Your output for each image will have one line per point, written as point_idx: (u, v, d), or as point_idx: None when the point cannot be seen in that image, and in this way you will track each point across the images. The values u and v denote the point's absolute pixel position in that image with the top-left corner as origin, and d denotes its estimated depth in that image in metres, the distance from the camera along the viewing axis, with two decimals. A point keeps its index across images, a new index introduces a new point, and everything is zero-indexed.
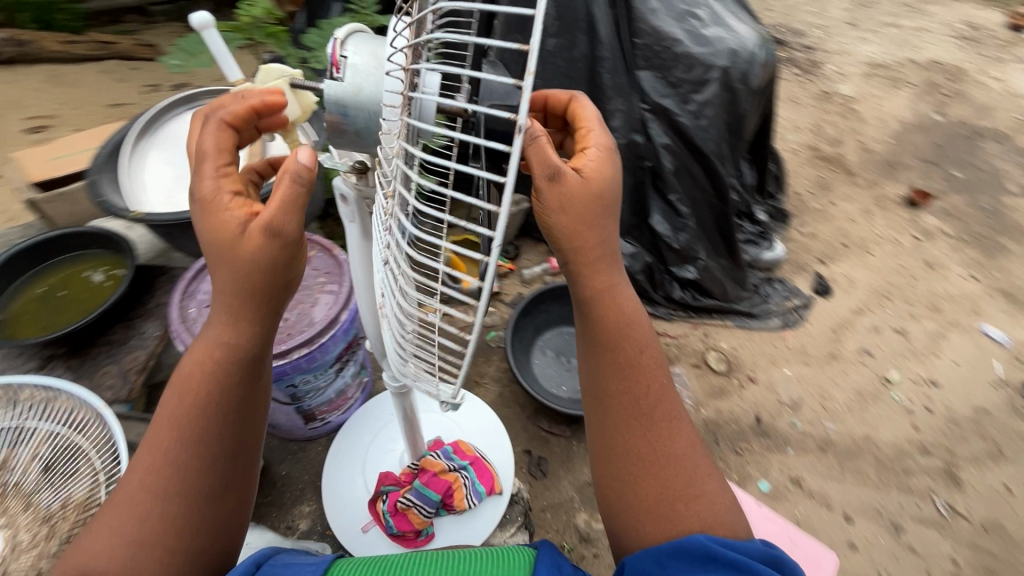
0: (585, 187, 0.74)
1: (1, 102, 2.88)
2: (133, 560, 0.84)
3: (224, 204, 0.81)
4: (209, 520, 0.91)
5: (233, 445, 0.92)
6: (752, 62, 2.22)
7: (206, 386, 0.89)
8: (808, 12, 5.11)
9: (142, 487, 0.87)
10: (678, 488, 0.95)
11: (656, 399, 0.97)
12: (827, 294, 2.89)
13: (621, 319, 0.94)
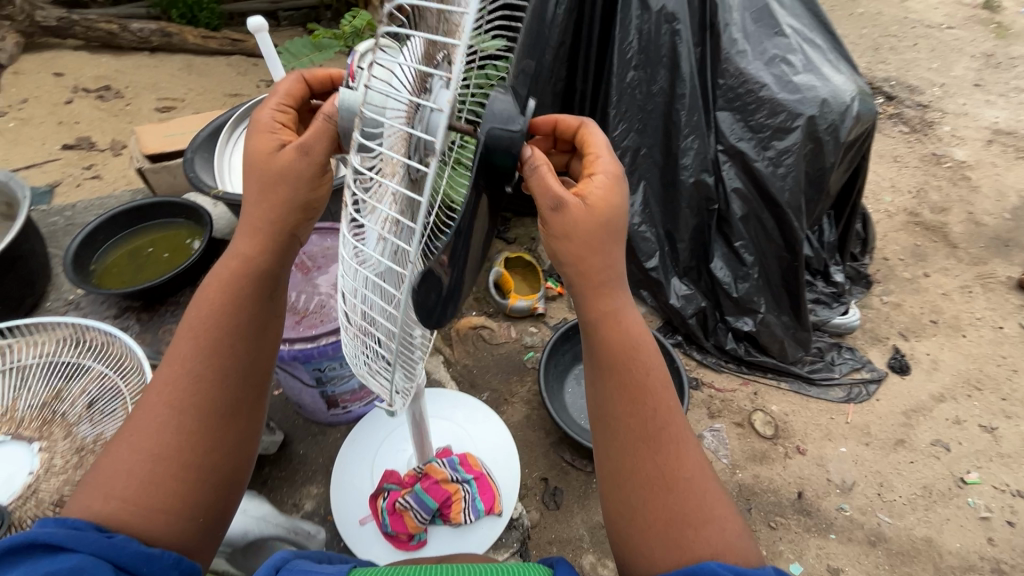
0: (589, 216, 0.79)
1: (140, 81, 3.27)
2: (151, 465, 0.87)
3: (261, 134, 0.85)
4: (222, 434, 0.92)
5: (244, 367, 0.95)
6: (846, 113, 2.07)
7: (222, 308, 0.92)
8: (929, 68, 4.75)
9: (157, 402, 0.90)
10: (688, 512, 0.89)
11: (663, 419, 0.93)
12: (904, 373, 2.62)
13: (623, 337, 0.91)
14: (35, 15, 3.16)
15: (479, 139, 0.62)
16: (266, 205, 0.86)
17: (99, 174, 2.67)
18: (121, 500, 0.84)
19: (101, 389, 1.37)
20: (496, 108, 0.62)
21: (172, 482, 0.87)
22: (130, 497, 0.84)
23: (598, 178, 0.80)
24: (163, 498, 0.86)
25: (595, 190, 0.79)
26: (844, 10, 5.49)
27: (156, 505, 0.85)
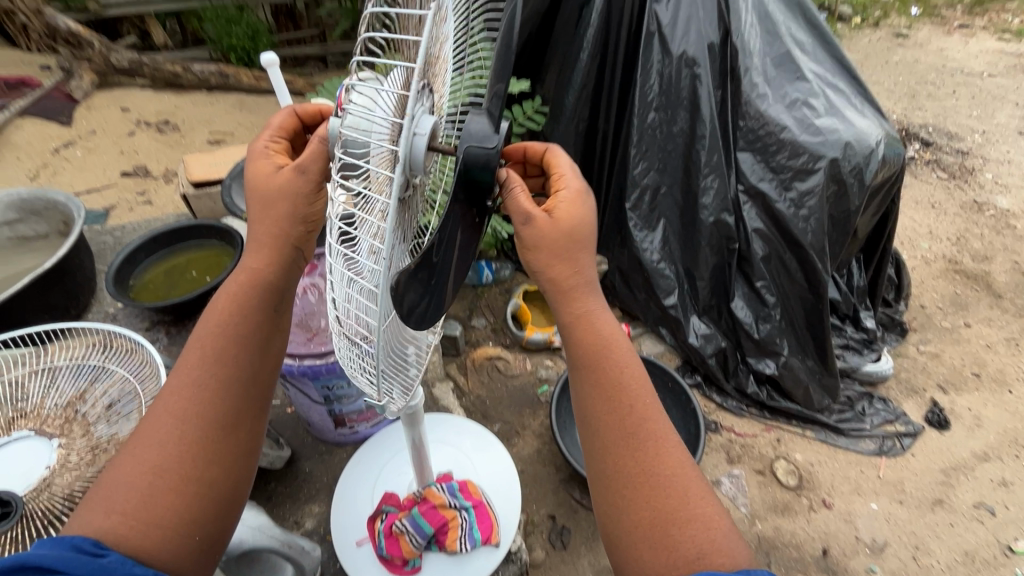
0: (555, 228, 0.85)
1: (196, 116, 3.54)
2: (149, 483, 0.79)
3: (259, 162, 0.90)
4: (222, 447, 0.85)
5: (253, 376, 0.91)
6: (871, 157, 2.05)
7: (233, 314, 0.90)
8: (969, 116, 4.66)
9: (161, 413, 0.84)
10: (672, 512, 0.80)
11: (640, 413, 0.87)
12: (944, 429, 2.47)
13: (590, 331, 0.90)
14: (109, 57, 3.47)
15: (459, 157, 0.70)
16: (272, 220, 0.89)
17: (151, 200, 2.89)
18: (117, 517, 0.76)
19: (77, 370, 1.20)
20: (472, 130, 0.70)
21: (173, 497, 0.79)
22: (127, 514, 0.77)
23: (564, 194, 0.87)
24: (161, 514, 0.78)
25: (561, 204, 0.86)
26: (879, 57, 5.48)
27: (154, 523, 0.77)
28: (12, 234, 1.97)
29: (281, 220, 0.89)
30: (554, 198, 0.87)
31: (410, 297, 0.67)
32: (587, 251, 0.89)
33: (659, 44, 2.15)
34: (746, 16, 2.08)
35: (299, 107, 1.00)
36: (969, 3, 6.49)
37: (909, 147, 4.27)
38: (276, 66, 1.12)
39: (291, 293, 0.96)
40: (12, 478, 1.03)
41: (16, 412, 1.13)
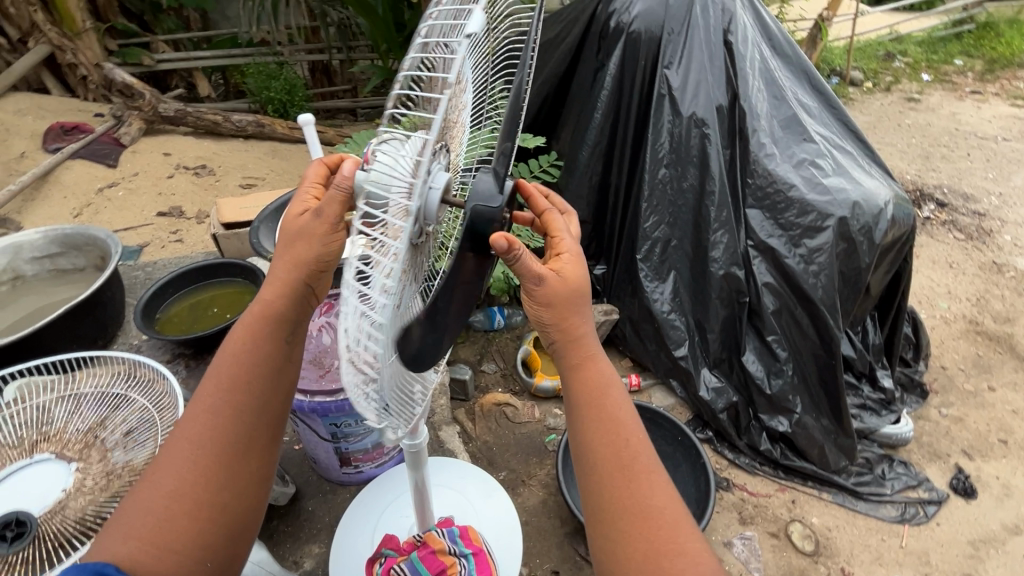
0: (563, 287, 0.89)
1: (231, 161, 3.75)
2: (165, 509, 0.83)
3: (295, 205, 0.93)
4: (233, 475, 0.88)
5: (264, 406, 0.92)
6: (879, 217, 2.09)
7: (248, 345, 0.91)
8: (985, 178, 4.69)
9: (179, 439, 0.87)
10: (663, 546, 0.81)
11: (633, 449, 0.87)
12: (970, 497, 2.36)
13: (586, 368, 0.93)
14: (158, 107, 3.71)
15: (466, 213, 0.79)
16: (291, 259, 0.90)
17: (182, 239, 3.04)
18: (134, 543, 0.80)
19: (99, 397, 1.25)
20: (479, 189, 0.80)
21: (187, 523, 0.83)
22: (144, 539, 0.80)
23: (568, 253, 0.91)
24: (174, 541, 0.82)
25: (566, 266, 0.90)
26: (891, 120, 5.60)
27: (167, 549, 0.81)
28: (52, 267, 2.09)
29: (296, 260, 0.90)
30: (558, 258, 0.91)
31: (414, 336, 0.78)
32: (586, 303, 0.93)
33: (670, 106, 2.27)
34: (752, 82, 2.21)
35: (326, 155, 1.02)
36: (980, 70, 6.66)
37: (924, 207, 4.29)
38: (312, 125, 1.23)
39: (305, 324, 0.96)
40: (29, 499, 1.06)
41: (39, 435, 1.17)
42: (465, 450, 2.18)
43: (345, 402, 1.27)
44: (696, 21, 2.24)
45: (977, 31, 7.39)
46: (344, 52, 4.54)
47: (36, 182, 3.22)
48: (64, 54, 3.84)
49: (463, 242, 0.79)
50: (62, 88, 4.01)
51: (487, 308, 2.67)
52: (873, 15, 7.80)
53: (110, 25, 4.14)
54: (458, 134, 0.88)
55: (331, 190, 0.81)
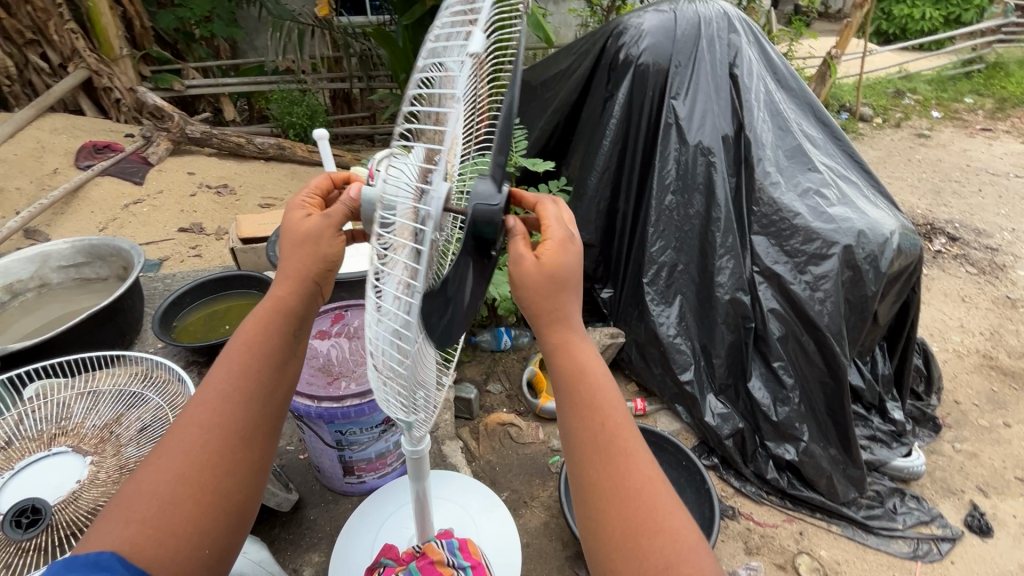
0: (540, 277, 0.85)
1: (252, 181, 3.88)
2: (167, 496, 0.74)
3: (293, 210, 0.90)
4: (239, 463, 0.80)
5: (270, 394, 0.85)
6: (885, 246, 2.11)
7: (257, 330, 0.85)
8: (997, 214, 4.68)
9: (185, 421, 0.80)
10: (640, 523, 0.79)
11: (613, 432, 0.85)
12: (986, 536, 2.28)
13: (570, 360, 0.88)
14: (185, 128, 3.86)
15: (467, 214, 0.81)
16: (300, 253, 0.85)
17: (201, 254, 3.15)
18: (135, 525, 0.72)
19: (116, 396, 1.29)
20: (479, 190, 0.80)
21: (189, 509, 0.75)
22: (146, 523, 0.72)
23: (552, 239, 0.86)
24: (177, 525, 0.74)
25: (548, 250, 0.85)
26: (901, 155, 5.65)
27: (170, 534, 0.73)
28: (76, 275, 2.18)
29: (306, 253, 0.86)
30: (542, 244, 0.86)
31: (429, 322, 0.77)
32: (572, 292, 0.89)
33: (677, 134, 2.33)
34: (757, 113, 2.29)
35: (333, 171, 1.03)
36: (991, 108, 6.72)
37: (935, 240, 4.29)
38: (327, 139, 1.30)
39: (313, 320, 0.91)
40: (44, 489, 1.09)
41: (57, 428, 1.20)
42: (469, 469, 2.18)
43: (352, 408, 1.30)
44: (701, 55, 2.34)
45: (987, 70, 7.49)
46: (365, 81, 4.73)
47: (65, 197, 3.34)
48: (101, 79, 4.05)
49: (467, 242, 0.82)
50: (97, 110, 4.20)
51: (495, 328, 2.71)
52: (883, 54, 7.95)
53: (145, 52, 4.34)
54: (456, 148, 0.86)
55: (338, 204, 0.85)
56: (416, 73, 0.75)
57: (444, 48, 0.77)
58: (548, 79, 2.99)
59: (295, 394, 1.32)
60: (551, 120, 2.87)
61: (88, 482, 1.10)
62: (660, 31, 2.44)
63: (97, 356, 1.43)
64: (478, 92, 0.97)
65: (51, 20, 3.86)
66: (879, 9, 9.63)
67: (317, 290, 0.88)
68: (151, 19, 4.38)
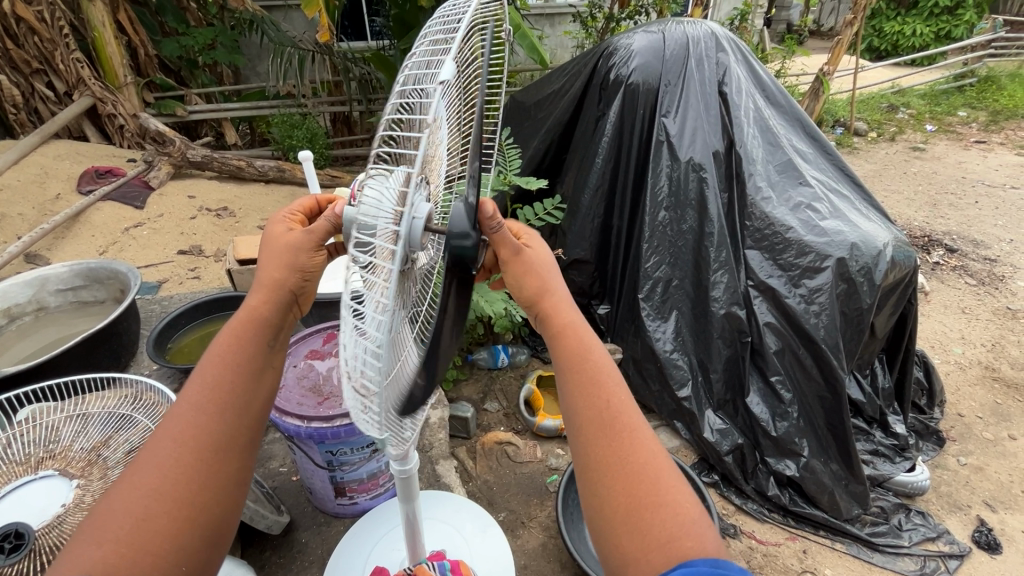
0: (533, 255, 0.91)
1: (252, 203, 3.92)
2: (143, 514, 0.70)
3: (274, 229, 0.91)
4: (218, 475, 0.76)
5: (247, 405, 0.81)
6: (879, 258, 2.11)
7: (232, 341, 0.83)
8: (994, 225, 4.69)
9: (160, 437, 0.76)
10: (643, 497, 0.74)
11: (617, 408, 0.81)
12: (995, 552, 2.23)
13: (572, 338, 0.87)
14: (186, 153, 3.91)
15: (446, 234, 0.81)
16: (277, 265, 0.86)
17: (200, 276, 3.18)
18: (107, 545, 0.67)
19: (105, 418, 1.29)
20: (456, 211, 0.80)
21: (166, 524, 0.70)
22: (121, 542, 0.67)
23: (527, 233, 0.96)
24: (153, 542, 0.69)
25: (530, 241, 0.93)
26: (897, 168, 5.69)
27: (145, 552, 0.68)
28: (73, 299, 2.19)
29: (283, 264, 0.86)
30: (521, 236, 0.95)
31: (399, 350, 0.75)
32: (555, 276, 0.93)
33: (668, 151, 2.36)
34: (747, 130, 2.33)
35: (320, 192, 1.04)
36: (985, 121, 6.79)
37: (932, 252, 4.29)
38: (312, 160, 1.30)
39: (290, 331, 0.89)
40: (29, 513, 1.09)
41: (45, 452, 1.20)
42: (465, 489, 2.15)
43: (341, 428, 1.30)
44: (691, 74, 2.39)
45: (980, 84, 7.58)
46: (364, 104, 4.82)
47: (67, 222, 3.38)
48: (105, 106, 4.12)
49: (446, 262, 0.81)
50: (100, 136, 4.28)
51: (491, 346, 2.70)
52: (874, 71, 8.06)
53: (149, 79, 4.44)
54: (437, 167, 0.88)
55: (322, 221, 0.85)
56: (394, 96, 0.72)
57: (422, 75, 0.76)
58: (542, 99, 3.03)
59: (285, 415, 1.32)
60: (545, 138, 2.90)
61: (74, 506, 1.10)
62: (650, 51, 2.49)
63: (88, 378, 1.44)
64: (461, 113, 0.98)
65: (57, 50, 3.96)
66: (871, 27, 9.82)
67: (294, 300, 0.88)
68: (155, 47, 4.49)
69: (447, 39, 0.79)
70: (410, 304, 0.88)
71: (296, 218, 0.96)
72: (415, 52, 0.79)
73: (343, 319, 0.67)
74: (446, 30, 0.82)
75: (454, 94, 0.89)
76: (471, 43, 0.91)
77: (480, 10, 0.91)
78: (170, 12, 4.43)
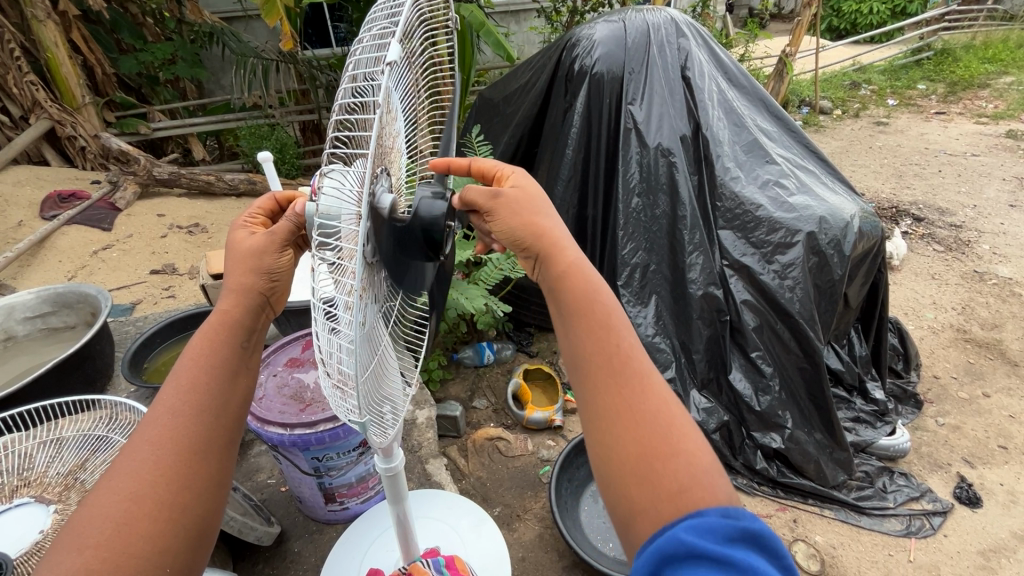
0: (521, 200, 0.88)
1: (224, 216, 3.86)
2: (122, 518, 0.68)
3: (236, 235, 0.89)
4: (198, 477, 0.74)
5: (224, 405, 0.80)
6: (847, 230, 2.17)
7: (205, 345, 0.81)
8: (958, 192, 4.83)
9: (137, 441, 0.74)
10: (653, 443, 0.69)
11: (625, 352, 0.77)
12: (975, 506, 2.31)
13: (575, 279, 0.82)
14: (152, 171, 3.85)
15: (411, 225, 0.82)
16: (243, 270, 0.84)
17: (174, 295, 3.13)
18: (88, 552, 0.65)
19: (81, 440, 1.27)
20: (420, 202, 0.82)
21: (148, 525, 0.68)
22: (102, 546, 0.65)
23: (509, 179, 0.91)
24: (135, 545, 0.67)
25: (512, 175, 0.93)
26: (863, 143, 5.81)
27: (128, 554, 0.66)
28: (42, 325, 2.13)
29: (249, 269, 0.85)
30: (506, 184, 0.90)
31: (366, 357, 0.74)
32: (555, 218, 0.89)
33: (637, 138, 2.38)
34: (712, 112, 2.37)
35: (279, 191, 1.00)
36: (943, 93, 6.98)
37: (901, 222, 4.39)
38: (273, 160, 1.26)
39: (264, 333, 0.87)
40: (6, 542, 1.06)
41: (19, 480, 1.17)
42: (457, 487, 2.15)
43: (325, 433, 1.29)
44: (653, 61, 2.42)
45: (937, 57, 7.79)
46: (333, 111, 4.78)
47: (32, 249, 3.28)
48: (64, 128, 4.00)
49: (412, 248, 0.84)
50: (61, 159, 4.16)
51: (476, 343, 2.71)
52: (834, 50, 8.25)
53: (109, 98, 4.31)
54: (396, 159, 0.87)
55: (284, 221, 0.86)
56: (346, 82, 0.68)
57: (369, 60, 0.71)
58: (510, 94, 3.02)
59: (267, 424, 1.30)
60: (515, 134, 2.91)
61: (52, 531, 1.07)
62: (612, 40, 2.52)
63: (61, 403, 1.40)
64: (417, 102, 0.98)
65: (10, 74, 3.83)
66: (830, 7, 10.04)
67: (264, 302, 0.86)
68: (113, 65, 4.39)
69: (394, 26, 0.77)
70: (382, 298, 0.88)
71: (259, 219, 0.94)
72: (359, 37, 0.74)
73: (316, 320, 0.66)
74: (391, 14, 0.80)
75: (406, 84, 0.89)
76: (418, 32, 0.91)
77: (424, 1, 0.91)
78: (126, 30, 4.29)
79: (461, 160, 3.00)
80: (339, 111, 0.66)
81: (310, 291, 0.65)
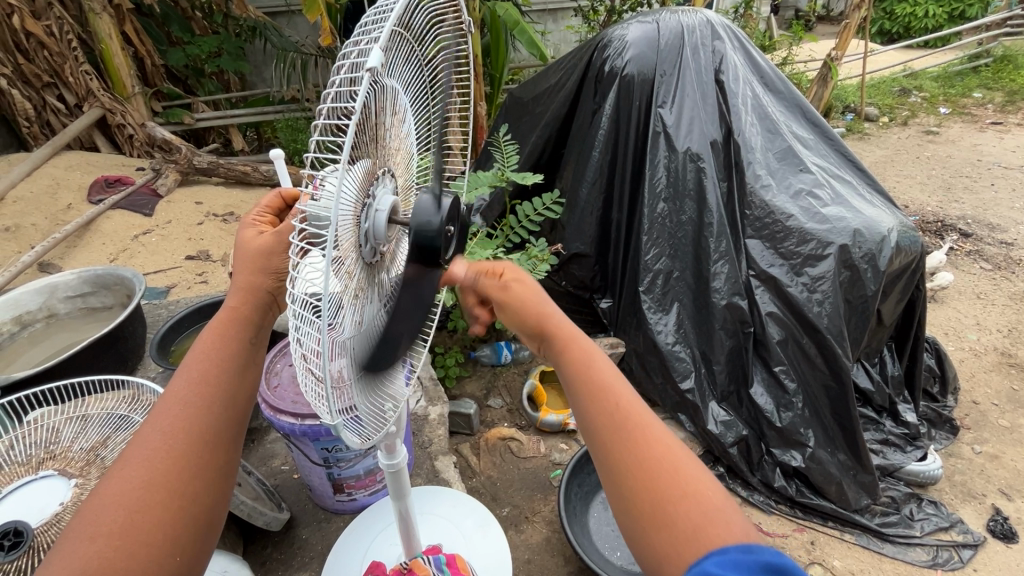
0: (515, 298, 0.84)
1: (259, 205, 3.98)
2: (133, 509, 0.70)
3: (244, 231, 0.89)
4: (205, 470, 0.76)
5: (233, 399, 0.82)
6: (883, 244, 2.09)
7: (216, 339, 0.83)
8: (1012, 208, 4.57)
9: (148, 431, 0.76)
10: (664, 493, 0.66)
11: (624, 401, 0.74)
12: (1011, 541, 2.19)
13: (567, 341, 0.80)
14: (193, 160, 4.00)
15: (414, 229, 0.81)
16: (252, 268, 0.84)
17: (207, 280, 3.25)
18: (101, 539, 0.68)
19: (104, 419, 1.33)
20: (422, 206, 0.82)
21: (159, 514, 0.71)
22: (113, 535, 0.68)
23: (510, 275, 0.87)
24: (146, 533, 0.70)
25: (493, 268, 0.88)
26: (910, 152, 5.55)
27: (140, 542, 0.69)
28: (82, 305, 2.24)
29: (257, 268, 0.85)
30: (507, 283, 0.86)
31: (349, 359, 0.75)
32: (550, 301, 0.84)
33: (665, 142, 2.34)
34: (746, 118, 2.31)
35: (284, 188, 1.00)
36: (1001, 102, 6.61)
37: (946, 237, 4.19)
38: (284, 157, 1.12)
39: (271, 329, 0.89)
40: (29, 512, 1.12)
41: (45, 453, 1.24)
42: (468, 485, 2.16)
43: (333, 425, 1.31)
44: (686, 63, 2.37)
45: (996, 64, 7.38)
46: None
47: (78, 231, 3.44)
48: (114, 116, 4.19)
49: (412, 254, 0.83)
50: (110, 146, 4.36)
51: (494, 342, 2.70)
52: (884, 54, 7.93)
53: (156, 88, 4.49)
54: (402, 159, 0.90)
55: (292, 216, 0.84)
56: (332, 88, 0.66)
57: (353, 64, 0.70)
58: (539, 93, 2.99)
59: (280, 413, 1.33)
60: (543, 134, 2.88)
61: (71, 504, 1.13)
62: (643, 41, 2.48)
63: (91, 381, 1.47)
64: (426, 104, 1.00)
65: (67, 63, 4.04)
66: (881, 10, 9.60)
67: (272, 301, 0.87)
68: (162, 57, 4.55)
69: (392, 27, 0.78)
70: (384, 295, 0.89)
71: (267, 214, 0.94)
72: (349, 37, 0.74)
73: (298, 324, 0.66)
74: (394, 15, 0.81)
75: (412, 81, 0.91)
76: (426, 37, 0.94)
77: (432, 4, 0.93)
78: (175, 22, 4.48)
79: (487, 159, 3.00)
80: (327, 111, 0.66)
81: (289, 294, 0.64)
